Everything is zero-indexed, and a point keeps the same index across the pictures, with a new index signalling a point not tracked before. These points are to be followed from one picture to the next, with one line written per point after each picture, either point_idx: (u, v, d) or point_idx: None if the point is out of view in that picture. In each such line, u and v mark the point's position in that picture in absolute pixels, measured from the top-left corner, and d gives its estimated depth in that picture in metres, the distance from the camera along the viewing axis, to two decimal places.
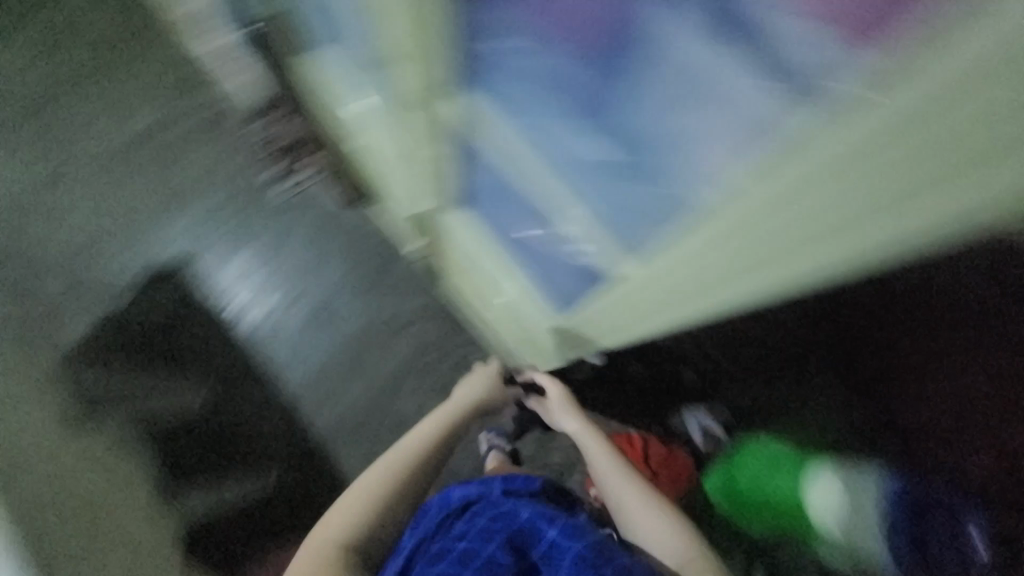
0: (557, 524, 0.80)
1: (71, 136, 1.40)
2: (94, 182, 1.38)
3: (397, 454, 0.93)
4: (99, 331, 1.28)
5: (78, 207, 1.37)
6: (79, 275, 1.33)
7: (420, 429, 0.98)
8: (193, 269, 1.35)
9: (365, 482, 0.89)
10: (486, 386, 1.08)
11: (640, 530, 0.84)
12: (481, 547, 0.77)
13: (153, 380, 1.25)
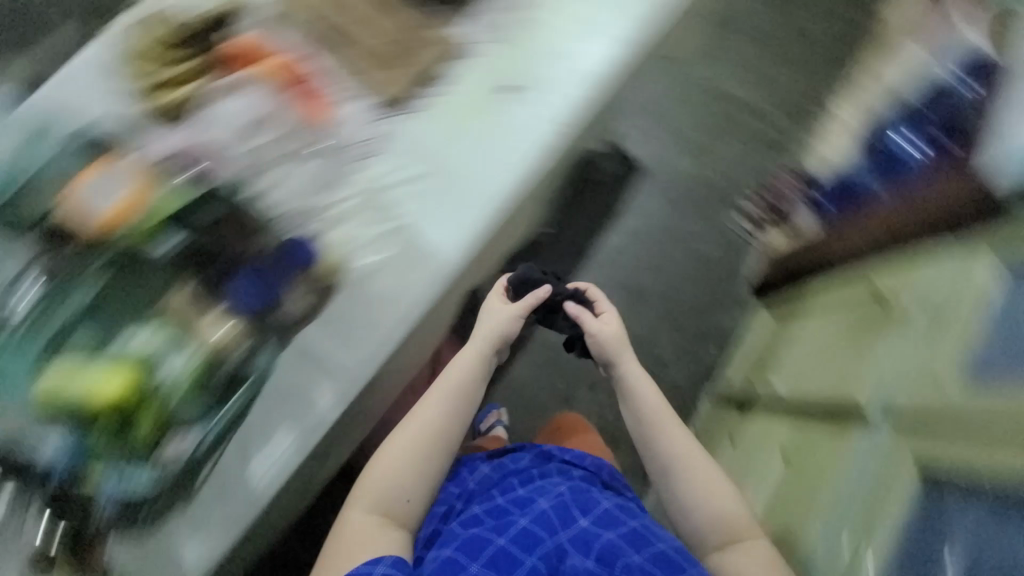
0: (595, 512, 0.76)
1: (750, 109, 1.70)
2: (722, 143, 1.68)
3: (409, 428, 0.80)
4: (602, 185, 1.63)
5: (699, 140, 1.69)
6: (637, 144, 1.69)
7: (426, 404, 0.83)
8: (653, 221, 1.64)
9: (396, 460, 0.77)
10: (505, 324, 0.89)
11: (702, 514, 0.79)
12: (518, 513, 0.75)
13: (577, 238, 1.58)
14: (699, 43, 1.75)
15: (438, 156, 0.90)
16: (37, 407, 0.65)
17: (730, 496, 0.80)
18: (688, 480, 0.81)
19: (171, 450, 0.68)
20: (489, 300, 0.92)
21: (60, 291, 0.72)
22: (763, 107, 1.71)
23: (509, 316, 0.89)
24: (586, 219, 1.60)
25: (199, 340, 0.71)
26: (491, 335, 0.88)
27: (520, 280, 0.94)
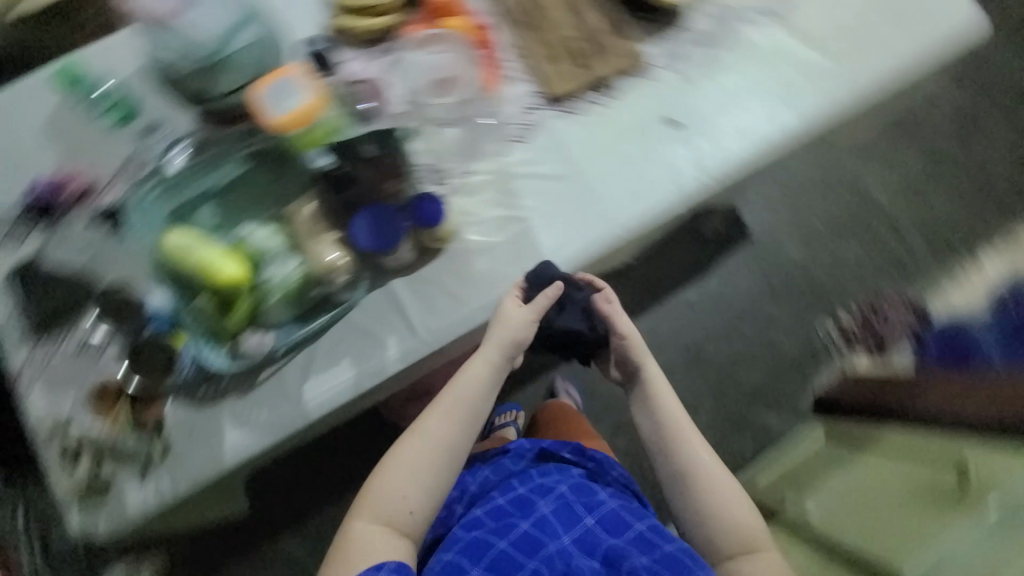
0: (598, 511, 0.75)
1: (889, 224, 1.58)
2: (845, 246, 1.57)
3: (417, 438, 0.75)
4: (705, 239, 1.55)
5: (823, 232, 1.58)
6: (757, 212, 1.58)
7: (434, 413, 0.76)
8: (741, 295, 1.54)
9: (401, 470, 0.72)
10: (519, 326, 0.78)
11: (723, 524, 0.76)
12: (517, 517, 0.75)
13: (659, 281, 1.51)
14: (864, 137, 1.63)
15: (578, 162, 0.86)
16: (155, 261, 0.71)
17: (743, 507, 0.77)
18: (708, 491, 0.77)
19: (249, 343, 0.72)
20: (506, 296, 0.79)
21: (208, 167, 0.78)
22: (903, 228, 1.58)
23: (523, 312, 0.78)
24: (676, 267, 1.52)
25: (308, 255, 0.74)
26: (501, 341, 0.78)
27: (538, 276, 0.79)
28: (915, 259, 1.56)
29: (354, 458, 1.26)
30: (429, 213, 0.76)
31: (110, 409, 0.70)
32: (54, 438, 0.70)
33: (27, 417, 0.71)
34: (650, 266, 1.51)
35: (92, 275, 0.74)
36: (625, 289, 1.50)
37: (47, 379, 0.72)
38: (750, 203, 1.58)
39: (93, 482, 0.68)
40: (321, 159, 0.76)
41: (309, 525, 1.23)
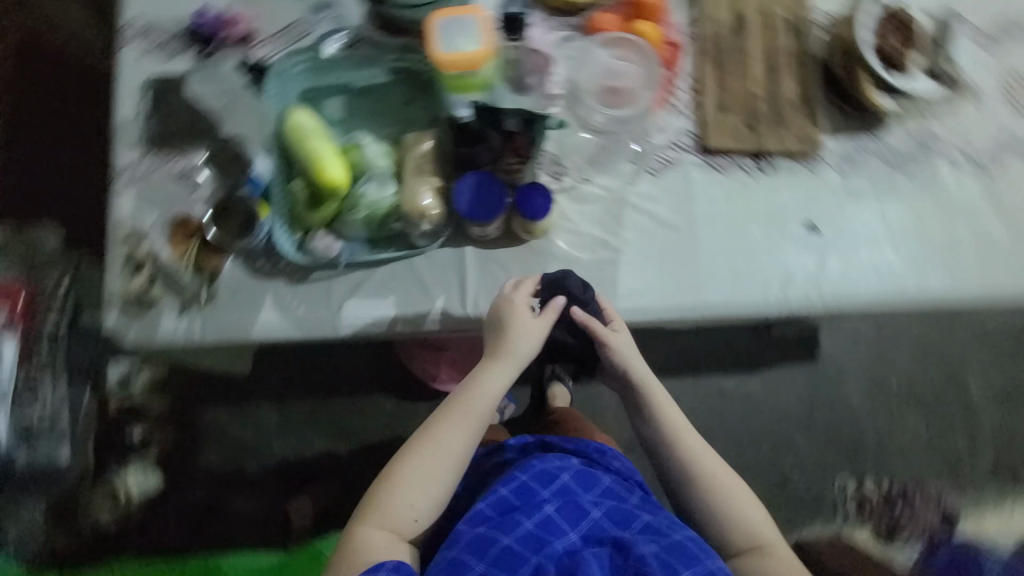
0: (604, 504, 0.75)
1: (967, 422, 1.44)
2: (911, 421, 1.44)
3: (427, 445, 0.72)
4: (777, 345, 1.43)
5: (895, 398, 1.45)
6: (839, 343, 1.46)
7: (447, 422, 0.73)
8: (782, 415, 1.42)
9: (411, 478, 0.70)
10: (530, 334, 0.74)
11: (737, 524, 0.74)
12: (523, 516, 0.72)
13: (706, 359, 1.42)
14: (986, 326, 1.47)
15: (696, 220, 0.79)
16: (276, 132, 0.75)
17: (755, 506, 0.75)
18: (720, 493, 0.75)
19: (318, 243, 0.73)
20: (516, 298, 0.73)
21: (357, 68, 0.81)
22: (979, 434, 1.44)
23: (535, 322, 0.74)
24: (730, 355, 1.43)
25: (404, 190, 0.72)
26: (521, 356, 0.74)
27: (558, 283, 0.75)
28: (975, 471, 1.42)
29: (353, 371, 1.31)
30: (537, 207, 0.72)
31: (183, 241, 0.73)
32: (125, 241, 0.74)
33: (111, 213, 0.76)
34: (704, 341, 1.42)
35: (219, 117, 0.79)
36: (670, 350, 1.42)
37: (142, 188, 0.77)
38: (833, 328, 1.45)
39: (143, 295, 0.73)
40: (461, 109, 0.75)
41: (289, 408, 1.30)
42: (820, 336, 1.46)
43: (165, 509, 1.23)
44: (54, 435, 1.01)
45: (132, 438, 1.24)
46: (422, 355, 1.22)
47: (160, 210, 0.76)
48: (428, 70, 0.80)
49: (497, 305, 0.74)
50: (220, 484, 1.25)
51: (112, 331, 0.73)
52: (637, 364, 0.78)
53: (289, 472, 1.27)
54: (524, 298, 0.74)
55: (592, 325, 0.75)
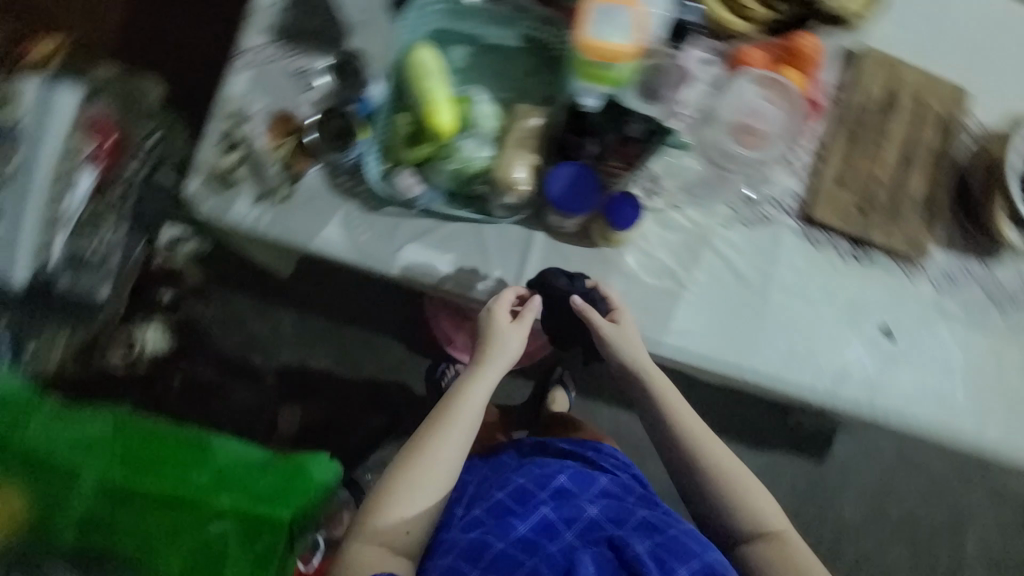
0: (600, 502, 0.77)
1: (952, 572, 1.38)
2: (897, 551, 1.38)
3: (416, 459, 0.72)
4: (789, 430, 1.39)
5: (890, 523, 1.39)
6: (852, 450, 1.41)
7: (433, 437, 0.73)
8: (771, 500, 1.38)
9: (399, 494, 0.71)
10: (513, 339, 0.73)
11: (743, 515, 0.72)
12: (517, 518, 0.74)
13: (717, 419, 1.38)
14: (1004, 485, 1.41)
15: (760, 298, 0.76)
16: (397, 61, 0.75)
17: (762, 497, 0.73)
18: (727, 484, 0.72)
19: (401, 179, 0.73)
20: (495, 305, 0.73)
21: (493, 25, 0.80)
22: None
23: (517, 327, 0.73)
24: (741, 423, 1.38)
25: (500, 157, 0.71)
26: (502, 359, 0.74)
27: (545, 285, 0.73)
28: None
29: (376, 308, 1.33)
30: (622, 218, 0.70)
31: (280, 137, 0.75)
32: (227, 118, 0.76)
33: (222, 88, 0.78)
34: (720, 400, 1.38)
35: (349, 29, 0.79)
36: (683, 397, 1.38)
37: (258, 73, 0.79)
38: (852, 434, 1.39)
39: (227, 174, 0.75)
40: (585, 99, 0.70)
41: (308, 322, 1.33)
42: (836, 436, 1.41)
43: (169, 373, 1.28)
44: (101, 270, 1.03)
45: (161, 296, 1.26)
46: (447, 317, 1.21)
47: (267, 99, 0.77)
48: (560, 47, 0.79)
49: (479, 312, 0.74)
50: (225, 369, 1.30)
51: (189, 197, 0.76)
52: (634, 351, 0.72)
53: (289, 380, 1.31)
54: (506, 303, 0.73)
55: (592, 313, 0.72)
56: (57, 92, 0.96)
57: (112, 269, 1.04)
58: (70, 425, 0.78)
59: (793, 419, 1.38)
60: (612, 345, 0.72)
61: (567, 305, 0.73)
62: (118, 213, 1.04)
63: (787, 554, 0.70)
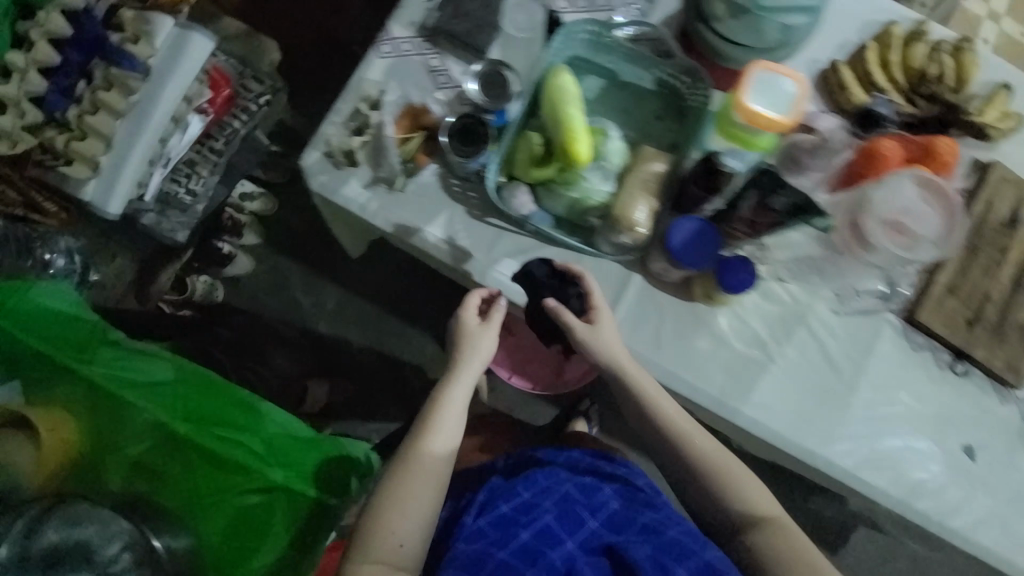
0: (603, 514, 0.69)
1: None
2: None
3: (401, 468, 0.64)
4: (809, 519, 1.35)
5: None
6: (869, 554, 1.36)
7: (414, 442, 0.66)
8: None
9: (387, 508, 0.61)
10: (485, 334, 0.71)
11: (733, 502, 0.64)
12: (520, 527, 0.67)
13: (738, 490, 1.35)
14: None
15: (803, 380, 0.74)
16: (538, 81, 0.75)
17: (757, 485, 0.65)
18: (722, 476, 0.65)
19: (516, 196, 0.74)
20: (462, 310, 0.72)
21: (630, 63, 0.80)
22: None
23: (487, 327, 0.71)
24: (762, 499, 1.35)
25: (620, 193, 0.71)
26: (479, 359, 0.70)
27: (528, 277, 0.72)
28: None
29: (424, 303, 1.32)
30: (735, 282, 0.67)
31: (408, 130, 0.76)
32: (360, 101, 0.78)
33: (360, 71, 0.79)
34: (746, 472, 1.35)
35: (493, 39, 0.80)
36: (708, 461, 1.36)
37: (396, 64, 0.80)
38: (873, 535, 1.35)
39: (349, 155, 0.76)
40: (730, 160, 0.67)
41: (351, 301, 1.29)
42: (856, 534, 1.37)
43: (218, 327, 1.23)
44: (185, 214, 1.05)
45: (221, 247, 1.18)
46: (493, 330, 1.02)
47: (400, 90, 0.78)
48: (692, 97, 0.78)
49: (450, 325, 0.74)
50: (272, 333, 1.25)
51: (307, 169, 0.77)
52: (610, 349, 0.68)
53: (330, 353, 1.27)
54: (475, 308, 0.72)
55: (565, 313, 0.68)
56: (190, 36, 0.90)
57: (197, 214, 1.07)
58: (139, 363, 0.78)
59: (816, 507, 1.35)
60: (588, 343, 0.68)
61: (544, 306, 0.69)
62: (213, 166, 1.06)
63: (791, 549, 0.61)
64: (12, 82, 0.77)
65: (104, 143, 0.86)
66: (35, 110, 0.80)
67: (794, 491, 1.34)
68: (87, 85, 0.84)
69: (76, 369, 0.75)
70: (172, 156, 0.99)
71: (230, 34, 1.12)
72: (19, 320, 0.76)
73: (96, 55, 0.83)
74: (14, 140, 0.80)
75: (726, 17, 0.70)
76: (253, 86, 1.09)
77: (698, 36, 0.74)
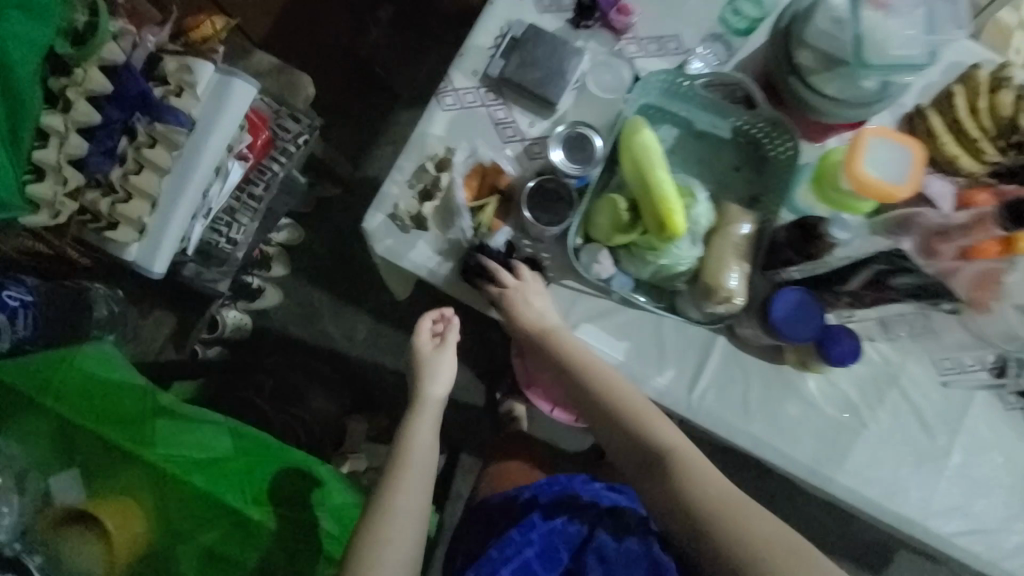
0: (568, 541, 0.80)
1: None
2: None
3: (376, 510, 0.67)
4: (867, 557, 1.31)
5: None
6: None
7: (389, 485, 0.69)
8: None
9: (366, 556, 0.64)
10: (443, 364, 0.77)
11: (645, 444, 0.64)
12: (503, 561, 0.77)
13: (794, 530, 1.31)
14: None
15: (874, 428, 0.72)
16: (617, 135, 0.70)
17: (679, 439, 0.64)
18: (650, 440, 0.64)
19: (596, 260, 0.70)
20: (417, 337, 0.78)
21: (707, 111, 0.76)
22: None
23: (444, 352, 0.77)
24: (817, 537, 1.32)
25: (710, 258, 0.67)
26: (432, 377, 0.77)
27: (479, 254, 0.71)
28: None
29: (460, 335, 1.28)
30: (835, 352, 0.66)
31: (478, 191, 0.72)
32: (426, 161, 0.74)
33: (423, 125, 0.75)
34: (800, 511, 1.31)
35: (564, 87, 0.75)
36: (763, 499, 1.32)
37: (462, 115, 0.76)
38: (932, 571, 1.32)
39: (418, 220, 0.72)
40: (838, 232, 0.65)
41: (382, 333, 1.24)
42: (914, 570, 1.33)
43: (257, 373, 1.20)
44: (225, 263, 1.02)
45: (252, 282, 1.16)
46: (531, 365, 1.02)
47: (466, 146, 0.74)
48: (774, 149, 0.74)
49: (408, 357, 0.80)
50: (312, 375, 1.23)
51: (370, 233, 0.73)
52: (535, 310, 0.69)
53: (365, 386, 1.25)
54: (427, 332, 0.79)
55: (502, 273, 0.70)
56: (232, 82, 0.85)
57: (236, 261, 1.03)
58: (196, 435, 0.76)
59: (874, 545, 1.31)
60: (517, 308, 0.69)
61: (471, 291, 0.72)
62: (253, 212, 1.01)
63: (705, 485, 0.60)
64: (49, 148, 0.69)
65: (149, 202, 0.81)
66: (76, 173, 0.74)
67: (851, 528, 1.30)
68: (129, 142, 0.78)
69: (139, 454, 0.72)
70: (213, 206, 0.95)
71: (263, 70, 1.06)
72: (73, 403, 0.74)
73: (139, 111, 0.77)
74: (57, 210, 0.73)
75: (821, 70, 0.67)
76: (291, 126, 1.03)
77: (788, 88, 0.70)
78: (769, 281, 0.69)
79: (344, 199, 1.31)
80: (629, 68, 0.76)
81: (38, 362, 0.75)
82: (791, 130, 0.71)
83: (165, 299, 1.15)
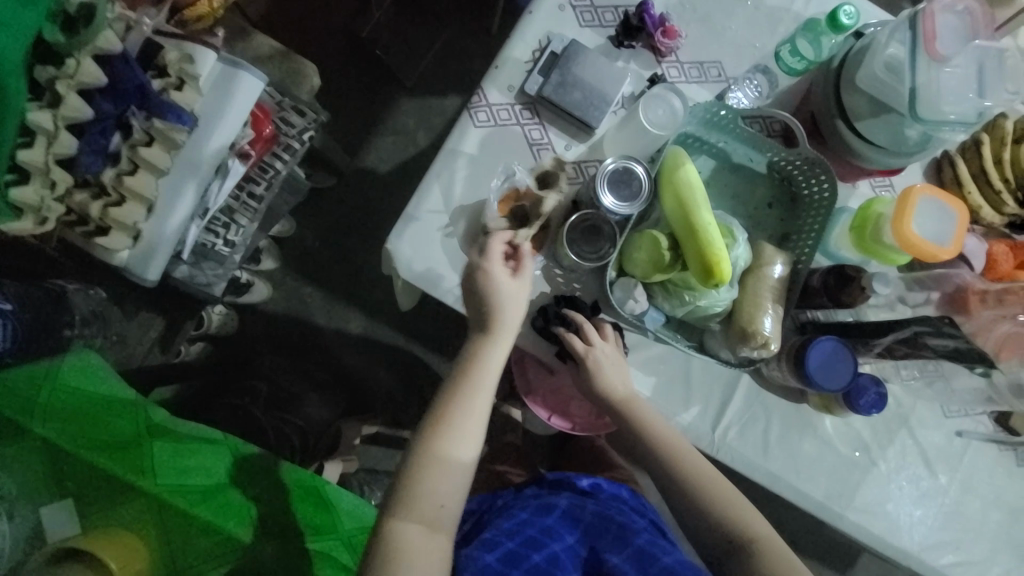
0: (581, 528, 0.69)
1: None
2: None
3: (434, 435, 0.61)
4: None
5: None
6: None
7: (453, 403, 0.62)
8: None
9: (431, 468, 0.59)
10: (519, 296, 0.65)
11: (722, 523, 0.63)
12: (533, 550, 0.65)
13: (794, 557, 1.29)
14: None
15: (879, 460, 0.75)
16: (659, 168, 0.67)
17: (750, 509, 0.64)
18: (717, 509, 0.63)
19: (631, 297, 0.69)
20: (491, 262, 0.64)
21: (744, 144, 0.72)
22: None
23: (519, 280, 0.65)
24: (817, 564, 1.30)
25: (745, 299, 0.67)
26: (511, 321, 0.65)
27: (561, 319, 0.69)
28: None
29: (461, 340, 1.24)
30: (862, 403, 0.69)
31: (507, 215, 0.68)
32: (455, 184, 0.70)
33: (456, 144, 0.71)
34: (803, 538, 1.29)
35: (604, 109, 0.71)
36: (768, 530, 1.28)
37: (495, 134, 0.72)
38: None
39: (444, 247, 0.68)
40: (879, 286, 0.67)
41: (381, 340, 1.20)
42: None
43: (249, 380, 1.12)
44: (222, 266, 0.95)
45: (241, 276, 1.07)
46: (531, 371, 0.95)
47: (499, 170, 0.71)
48: (806, 185, 0.71)
49: (473, 271, 0.65)
50: (308, 379, 1.17)
51: (393, 256, 0.69)
52: (618, 376, 0.67)
53: (362, 388, 1.20)
54: (499, 255, 0.65)
55: (573, 341, 0.66)
56: (238, 74, 0.78)
57: (234, 265, 0.96)
58: (197, 458, 0.74)
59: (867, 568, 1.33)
60: (594, 369, 0.66)
61: (539, 325, 0.70)
62: (254, 213, 0.94)
63: (781, 561, 0.60)
64: (36, 147, 0.63)
65: (144, 207, 0.76)
66: (65, 174, 0.67)
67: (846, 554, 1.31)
68: (124, 139, 0.71)
69: (137, 481, 0.69)
70: (211, 206, 0.88)
71: (265, 54, 0.96)
72: (65, 424, 0.70)
73: (135, 104, 0.69)
74: (42, 214, 0.68)
75: (869, 116, 0.67)
76: (296, 120, 0.94)
77: (832, 129, 0.71)
78: (794, 319, 0.73)
79: (340, 190, 1.23)
80: (678, 96, 0.71)
81: (20, 376, 0.73)
82: (826, 166, 0.67)
83: (156, 302, 1.09)
